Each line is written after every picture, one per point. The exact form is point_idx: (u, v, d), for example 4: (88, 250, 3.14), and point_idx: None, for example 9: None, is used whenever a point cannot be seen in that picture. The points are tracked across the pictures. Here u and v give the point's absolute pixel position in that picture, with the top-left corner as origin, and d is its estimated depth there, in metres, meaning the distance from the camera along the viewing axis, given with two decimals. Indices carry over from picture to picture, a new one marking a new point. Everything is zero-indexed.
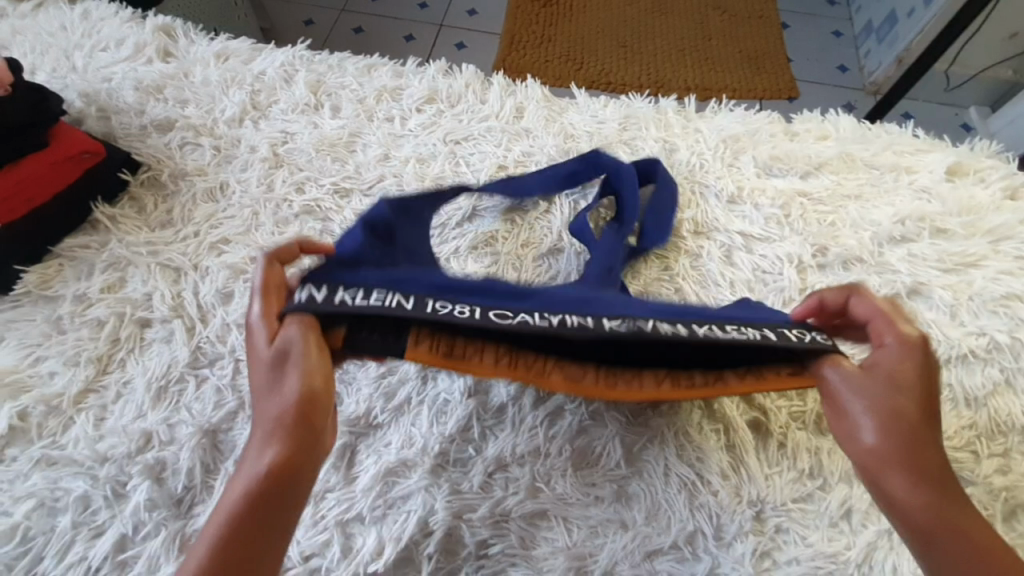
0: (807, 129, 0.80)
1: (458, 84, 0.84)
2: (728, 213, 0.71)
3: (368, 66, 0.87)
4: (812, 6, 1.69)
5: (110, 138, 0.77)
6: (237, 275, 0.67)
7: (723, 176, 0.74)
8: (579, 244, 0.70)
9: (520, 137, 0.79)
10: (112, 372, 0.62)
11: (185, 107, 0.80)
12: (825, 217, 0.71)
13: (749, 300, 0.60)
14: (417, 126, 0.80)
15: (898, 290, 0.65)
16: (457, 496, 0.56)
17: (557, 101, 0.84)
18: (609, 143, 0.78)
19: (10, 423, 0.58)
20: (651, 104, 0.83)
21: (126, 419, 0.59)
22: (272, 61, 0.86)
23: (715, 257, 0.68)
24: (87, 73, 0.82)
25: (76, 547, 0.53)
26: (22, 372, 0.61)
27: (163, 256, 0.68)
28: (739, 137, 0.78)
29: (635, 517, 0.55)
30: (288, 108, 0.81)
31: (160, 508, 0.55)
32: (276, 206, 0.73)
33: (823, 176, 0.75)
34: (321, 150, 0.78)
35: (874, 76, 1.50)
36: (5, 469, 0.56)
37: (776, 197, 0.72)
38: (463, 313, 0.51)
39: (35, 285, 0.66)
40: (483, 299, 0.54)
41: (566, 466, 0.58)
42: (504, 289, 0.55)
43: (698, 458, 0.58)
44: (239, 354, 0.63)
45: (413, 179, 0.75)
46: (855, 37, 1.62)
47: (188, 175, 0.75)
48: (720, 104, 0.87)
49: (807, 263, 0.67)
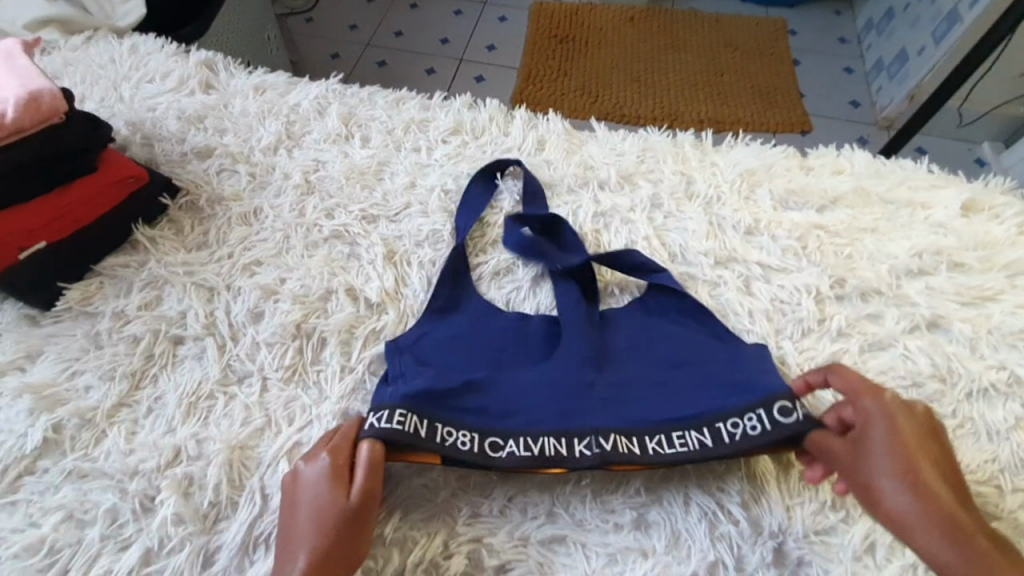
0: (823, 164, 0.82)
1: (483, 118, 0.88)
2: (746, 244, 0.73)
3: (397, 99, 0.91)
4: (823, 43, 1.74)
5: (153, 164, 0.81)
6: (267, 296, 0.70)
7: (740, 209, 0.76)
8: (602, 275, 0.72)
9: (541, 168, 0.82)
10: (145, 387, 0.64)
11: (224, 136, 0.85)
12: (842, 249, 0.72)
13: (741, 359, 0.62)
14: (442, 157, 0.84)
15: (917, 323, 0.66)
16: (477, 520, 0.56)
17: (577, 134, 0.87)
18: (629, 174, 0.80)
19: (45, 435, 0.60)
20: (669, 139, 0.85)
21: (157, 433, 0.61)
22: (307, 94, 0.90)
23: (733, 287, 0.69)
24: (134, 104, 0.87)
25: (103, 559, 0.54)
26: (60, 386, 0.63)
27: (198, 276, 0.71)
28: (755, 170, 0.80)
29: (656, 546, 0.55)
30: (321, 138, 0.85)
31: (186, 523, 0.56)
32: (306, 230, 0.76)
33: (838, 210, 0.76)
34: (351, 178, 0.81)
35: (887, 111, 1.53)
36: (38, 479, 0.58)
37: (792, 229, 0.74)
38: (525, 451, 0.57)
39: (76, 302, 0.69)
40: (526, 423, 0.59)
41: (586, 492, 0.58)
42: (536, 398, 0.60)
43: (717, 487, 0.58)
44: (267, 372, 0.65)
45: (438, 207, 0.78)
46: (866, 74, 1.66)
47: (224, 200, 0.79)
48: (736, 139, 0.90)
49: (825, 294, 0.68)
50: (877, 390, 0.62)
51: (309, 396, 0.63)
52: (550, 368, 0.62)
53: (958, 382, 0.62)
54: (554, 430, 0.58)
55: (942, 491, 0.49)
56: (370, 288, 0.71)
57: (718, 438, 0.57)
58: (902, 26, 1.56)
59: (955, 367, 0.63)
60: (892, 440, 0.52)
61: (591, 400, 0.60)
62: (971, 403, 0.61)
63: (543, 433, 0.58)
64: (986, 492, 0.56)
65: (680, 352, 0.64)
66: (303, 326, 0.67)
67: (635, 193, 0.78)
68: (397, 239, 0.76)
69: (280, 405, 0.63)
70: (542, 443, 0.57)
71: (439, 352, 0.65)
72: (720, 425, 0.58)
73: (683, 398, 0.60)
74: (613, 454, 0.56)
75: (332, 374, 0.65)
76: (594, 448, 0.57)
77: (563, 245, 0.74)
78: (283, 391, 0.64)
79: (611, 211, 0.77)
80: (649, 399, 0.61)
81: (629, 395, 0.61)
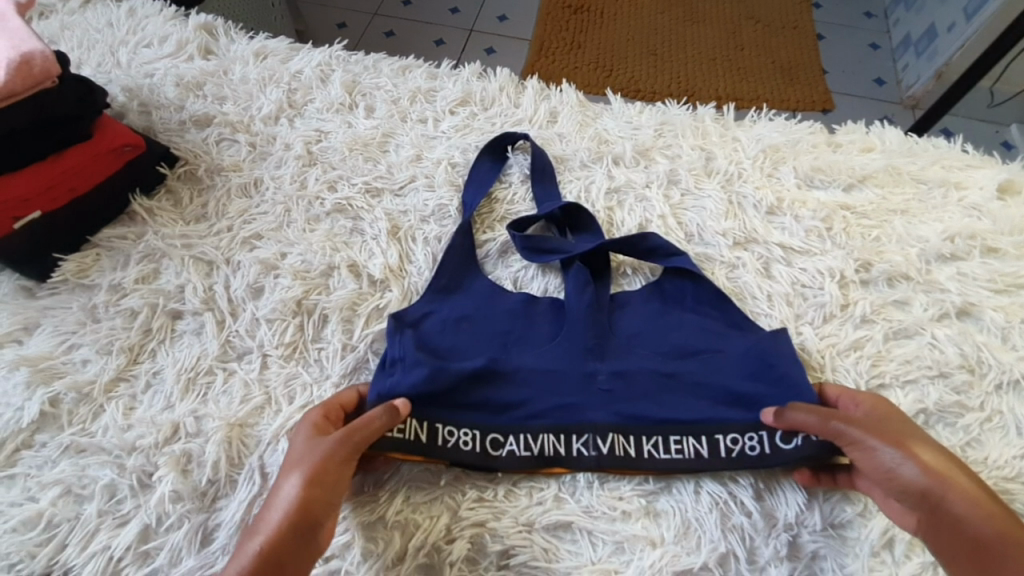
0: (851, 141, 0.78)
1: (493, 88, 0.84)
2: (768, 225, 0.69)
3: (403, 68, 0.88)
4: (847, 17, 1.66)
5: (151, 133, 0.78)
6: (267, 271, 0.67)
7: (762, 186, 0.72)
8: (615, 260, 0.69)
9: (553, 142, 0.78)
10: (143, 362, 0.62)
11: (223, 104, 0.82)
12: (869, 231, 0.68)
13: (759, 358, 0.59)
14: (450, 129, 0.80)
15: (946, 310, 0.63)
16: (481, 504, 0.55)
17: (591, 106, 0.83)
18: (645, 149, 0.77)
19: (41, 409, 0.59)
20: (689, 112, 0.81)
21: (156, 409, 0.59)
22: (310, 61, 0.87)
23: (753, 269, 0.66)
24: (131, 69, 0.84)
25: (101, 535, 0.53)
26: (56, 359, 0.62)
27: (197, 249, 0.69)
28: (779, 147, 0.76)
29: (664, 535, 0.53)
30: (323, 107, 0.82)
31: (184, 500, 0.55)
32: (308, 203, 0.73)
33: (867, 189, 0.72)
34: (355, 149, 0.78)
35: (912, 90, 1.46)
36: (35, 454, 0.57)
37: (817, 209, 0.70)
38: (522, 451, 0.56)
39: (73, 273, 0.67)
40: (523, 423, 0.58)
41: (592, 479, 0.56)
42: (536, 392, 0.59)
43: (730, 476, 0.56)
44: (267, 349, 0.63)
45: (445, 182, 0.75)
46: (892, 50, 1.58)
47: (223, 171, 0.76)
48: (758, 114, 0.85)
49: (850, 278, 0.65)
50: (902, 380, 0.59)
51: (310, 374, 0.62)
52: (549, 355, 0.61)
53: (988, 373, 0.59)
54: (552, 428, 0.57)
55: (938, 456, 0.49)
56: (373, 264, 0.68)
57: (717, 449, 0.56)
58: None
59: (986, 358, 0.59)
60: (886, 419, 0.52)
61: (591, 393, 0.59)
62: (1001, 396, 0.58)
63: (541, 431, 0.57)
64: (1014, 489, 0.54)
65: (688, 341, 0.62)
66: (304, 302, 0.65)
67: (652, 169, 0.75)
68: (402, 214, 0.73)
69: (280, 382, 0.61)
70: (542, 442, 0.57)
71: (440, 335, 0.63)
72: (720, 438, 0.56)
73: (687, 398, 0.59)
74: (609, 460, 0.56)
75: (334, 353, 0.63)
76: (593, 448, 0.56)
77: (574, 225, 0.71)
78: (283, 368, 0.62)
79: (626, 188, 0.73)
80: (653, 386, 0.59)
81: (632, 390, 0.59)
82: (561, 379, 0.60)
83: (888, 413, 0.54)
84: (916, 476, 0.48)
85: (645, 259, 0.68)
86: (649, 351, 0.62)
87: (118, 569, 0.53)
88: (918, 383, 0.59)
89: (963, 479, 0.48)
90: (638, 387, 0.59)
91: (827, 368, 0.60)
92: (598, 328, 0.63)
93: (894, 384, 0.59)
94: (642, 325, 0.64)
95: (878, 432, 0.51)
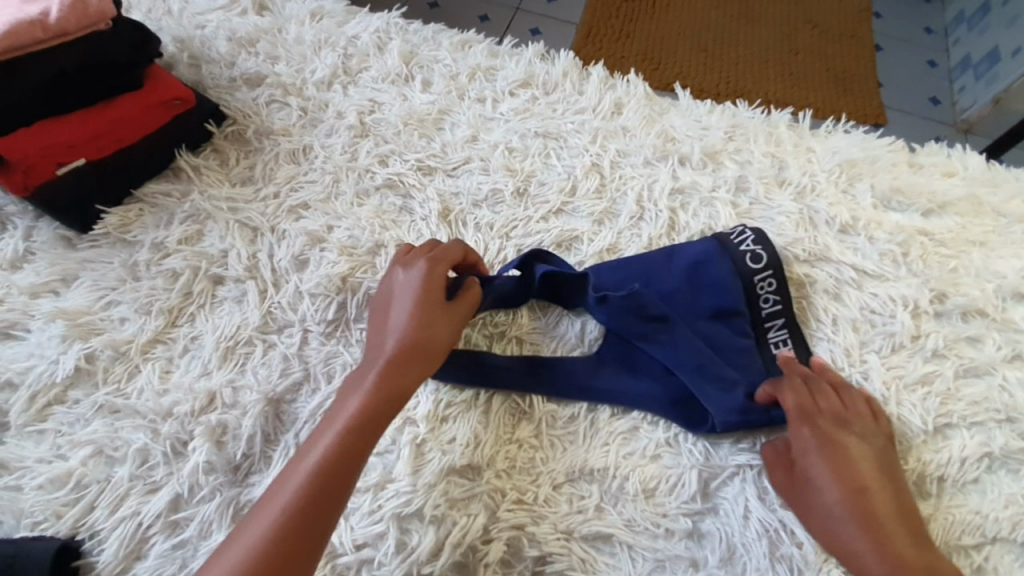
0: (933, 163, 0.74)
1: (556, 72, 0.80)
2: (839, 243, 0.66)
3: (463, 42, 0.84)
4: (904, 28, 1.46)
5: (200, 87, 0.75)
6: (314, 243, 0.65)
7: (836, 202, 0.68)
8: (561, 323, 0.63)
9: (616, 135, 0.75)
10: (181, 326, 0.61)
11: (276, 64, 0.78)
12: (946, 261, 0.65)
13: (723, 323, 0.61)
14: (509, 111, 0.77)
15: (1020, 352, 0.60)
16: (521, 507, 0.54)
17: (658, 100, 0.79)
18: (714, 152, 0.73)
19: (77, 364, 0.57)
20: (762, 116, 0.77)
21: (192, 375, 0.58)
22: (367, 26, 0.83)
23: (822, 291, 0.63)
24: (182, 18, 0.81)
25: (131, 500, 0.52)
26: (94, 315, 0.60)
27: (243, 214, 0.66)
28: (856, 162, 0.72)
29: (708, 558, 0.52)
30: (379, 76, 0.79)
31: (218, 472, 0.54)
32: (358, 175, 0.71)
33: (946, 216, 0.69)
34: (409, 124, 0.75)
35: (968, 113, 1.30)
36: (67, 410, 0.56)
37: (894, 232, 0.66)
38: (748, 258, 0.63)
39: (114, 228, 0.65)
40: None
41: (636, 491, 0.54)
42: None
43: (849, 434, 0.53)
44: (309, 325, 0.61)
45: (500, 167, 0.72)
46: (950, 70, 1.40)
47: (273, 134, 0.73)
48: (834, 125, 0.81)
49: (923, 309, 0.62)
50: (968, 423, 0.57)
51: (351, 354, 0.60)
52: None
53: None
54: None
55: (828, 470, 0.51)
56: None
57: None
58: (995, 23, 1.32)
59: None
60: (838, 466, 0.52)
61: None
62: None
63: None
64: None
65: None
66: (349, 280, 0.63)
67: (720, 173, 0.71)
68: (454, 195, 0.70)
69: (320, 359, 0.59)
70: None
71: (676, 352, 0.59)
72: (769, 335, 0.61)
73: (625, 273, 0.63)
74: None
75: None
76: None
77: (634, 238, 0.67)
78: (324, 346, 0.60)
79: (692, 190, 0.70)
80: None
81: None
82: (719, 414, 0.55)
83: (818, 433, 0.53)
84: (846, 504, 0.50)
85: (705, 289, 0.62)
86: (626, 261, 0.64)
87: (146, 537, 0.51)
88: (984, 425, 0.57)
89: (868, 478, 0.51)
90: (703, 330, 0.61)
91: (891, 401, 0.57)
92: (705, 307, 0.62)
93: (960, 425, 0.57)
94: (661, 278, 0.63)
95: (811, 452, 0.53)
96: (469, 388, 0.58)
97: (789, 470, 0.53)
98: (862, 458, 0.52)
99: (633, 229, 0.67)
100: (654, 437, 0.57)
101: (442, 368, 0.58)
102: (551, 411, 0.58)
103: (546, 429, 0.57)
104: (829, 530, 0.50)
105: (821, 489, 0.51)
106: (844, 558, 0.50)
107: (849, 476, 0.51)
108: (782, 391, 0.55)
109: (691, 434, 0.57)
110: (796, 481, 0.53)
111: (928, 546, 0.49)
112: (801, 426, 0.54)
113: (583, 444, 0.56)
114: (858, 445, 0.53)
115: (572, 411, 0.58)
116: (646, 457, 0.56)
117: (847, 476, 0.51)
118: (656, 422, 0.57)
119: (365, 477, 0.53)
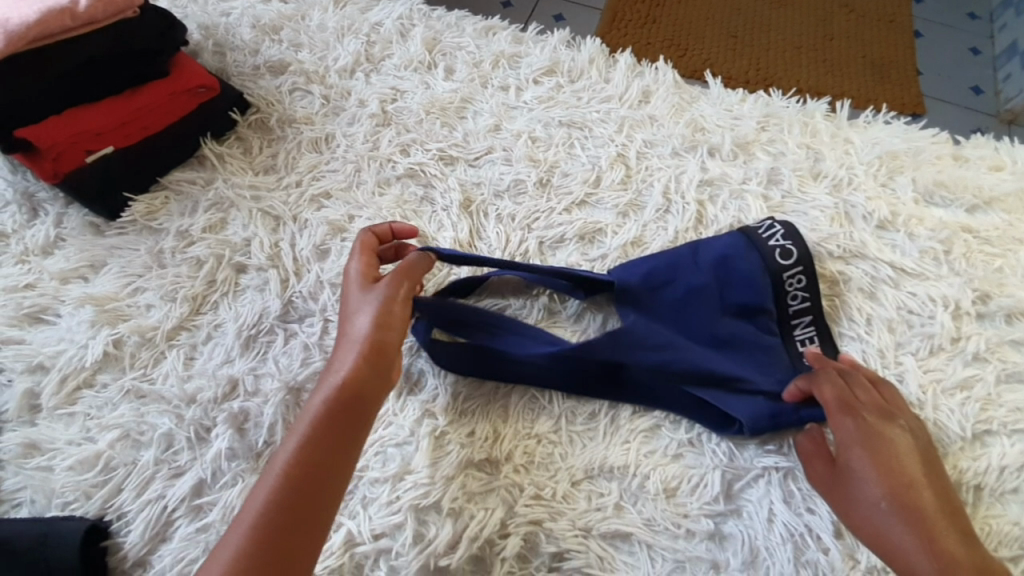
0: (980, 156, 0.70)
1: (582, 59, 0.78)
2: (876, 240, 0.63)
3: (487, 28, 0.82)
4: (944, 14, 1.39)
5: (224, 75, 0.76)
6: (335, 232, 0.65)
7: (874, 196, 0.65)
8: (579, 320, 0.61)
9: (643, 124, 0.72)
10: (205, 313, 0.61)
11: (299, 51, 0.78)
12: (992, 259, 0.62)
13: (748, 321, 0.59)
14: (533, 99, 0.75)
15: None
16: (538, 502, 0.53)
17: (687, 88, 0.77)
18: (745, 142, 0.70)
19: (105, 350, 0.58)
20: (797, 106, 0.74)
21: (215, 362, 0.58)
22: (390, 13, 0.82)
23: (857, 289, 0.61)
24: (208, 5, 0.81)
25: (156, 484, 0.53)
26: (122, 301, 0.61)
27: (265, 202, 0.67)
28: (897, 154, 0.69)
29: (730, 561, 0.51)
30: (402, 64, 0.78)
31: (239, 459, 0.54)
32: (379, 165, 0.70)
33: (992, 212, 0.65)
34: (431, 112, 0.74)
35: (1013, 102, 1.23)
36: (96, 394, 0.57)
37: (936, 228, 0.63)
38: (777, 254, 0.60)
39: (141, 216, 0.66)
40: None
41: (657, 491, 0.53)
42: None
43: (893, 428, 0.50)
44: (329, 314, 0.61)
45: (523, 157, 0.70)
46: (994, 58, 1.33)
47: (295, 122, 0.73)
48: (873, 116, 0.78)
49: (965, 309, 0.59)
50: (1011, 431, 0.54)
51: None
52: None
53: None
54: None
55: (872, 464, 0.48)
56: (443, 237, 0.65)
57: None
58: None
59: None
60: (883, 460, 0.48)
61: None
62: None
63: None
64: None
65: None
66: None
67: (751, 164, 0.69)
68: (476, 185, 0.69)
69: None
70: None
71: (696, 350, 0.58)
72: (795, 335, 0.59)
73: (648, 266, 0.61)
74: None
75: None
76: None
77: (659, 231, 0.65)
78: None
79: (721, 182, 0.67)
80: None
81: None
82: (742, 414, 0.54)
83: (859, 425, 0.50)
84: (892, 498, 0.47)
85: (731, 285, 0.59)
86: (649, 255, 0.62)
87: (170, 520, 0.52)
88: None
89: (915, 474, 0.48)
90: (727, 326, 0.59)
91: (927, 405, 0.55)
92: (729, 304, 0.59)
93: (1001, 432, 0.54)
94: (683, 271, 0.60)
95: (853, 445, 0.50)
96: (488, 381, 0.58)
97: (830, 462, 0.51)
98: (905, 452, 0.49)
99: (659, 222, 0.66)
100: (676, 436, 0.55)
101: (459, 362, 0.58)
102: (571, 407, 0.57)
103: (566, 424, 0.56)
104: (874, 526, 0.47)
105: (864, 483, 0.48)
106: (890, 556, 0.46)
107: (895, 469, 0.48)
108: (819, 383, 0.53)
109: (715, 434, 0.55)
110: (838, 475, 0.50)
111: (980, 548, 0.46)
112: (841, 418, 0.51)
113: (603, 441, 0.56)
114: (901, 441, 0.50)
115: (592, 407, 0.57)
116: (667, 456, 0.55)
117: (893, 470, 0.48)
118: (678, 421, 0.56)
119: (384, 467, 0.53)
